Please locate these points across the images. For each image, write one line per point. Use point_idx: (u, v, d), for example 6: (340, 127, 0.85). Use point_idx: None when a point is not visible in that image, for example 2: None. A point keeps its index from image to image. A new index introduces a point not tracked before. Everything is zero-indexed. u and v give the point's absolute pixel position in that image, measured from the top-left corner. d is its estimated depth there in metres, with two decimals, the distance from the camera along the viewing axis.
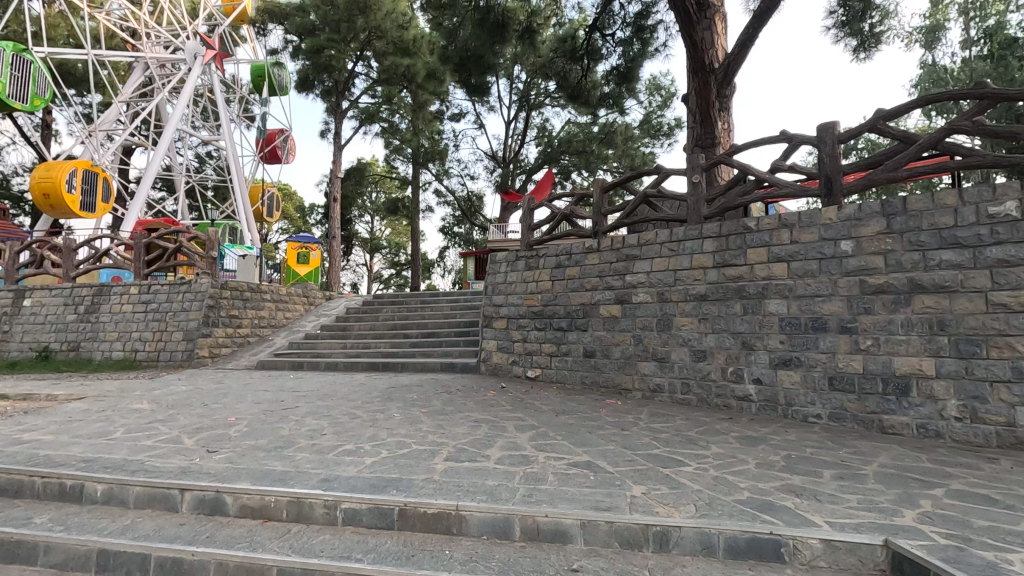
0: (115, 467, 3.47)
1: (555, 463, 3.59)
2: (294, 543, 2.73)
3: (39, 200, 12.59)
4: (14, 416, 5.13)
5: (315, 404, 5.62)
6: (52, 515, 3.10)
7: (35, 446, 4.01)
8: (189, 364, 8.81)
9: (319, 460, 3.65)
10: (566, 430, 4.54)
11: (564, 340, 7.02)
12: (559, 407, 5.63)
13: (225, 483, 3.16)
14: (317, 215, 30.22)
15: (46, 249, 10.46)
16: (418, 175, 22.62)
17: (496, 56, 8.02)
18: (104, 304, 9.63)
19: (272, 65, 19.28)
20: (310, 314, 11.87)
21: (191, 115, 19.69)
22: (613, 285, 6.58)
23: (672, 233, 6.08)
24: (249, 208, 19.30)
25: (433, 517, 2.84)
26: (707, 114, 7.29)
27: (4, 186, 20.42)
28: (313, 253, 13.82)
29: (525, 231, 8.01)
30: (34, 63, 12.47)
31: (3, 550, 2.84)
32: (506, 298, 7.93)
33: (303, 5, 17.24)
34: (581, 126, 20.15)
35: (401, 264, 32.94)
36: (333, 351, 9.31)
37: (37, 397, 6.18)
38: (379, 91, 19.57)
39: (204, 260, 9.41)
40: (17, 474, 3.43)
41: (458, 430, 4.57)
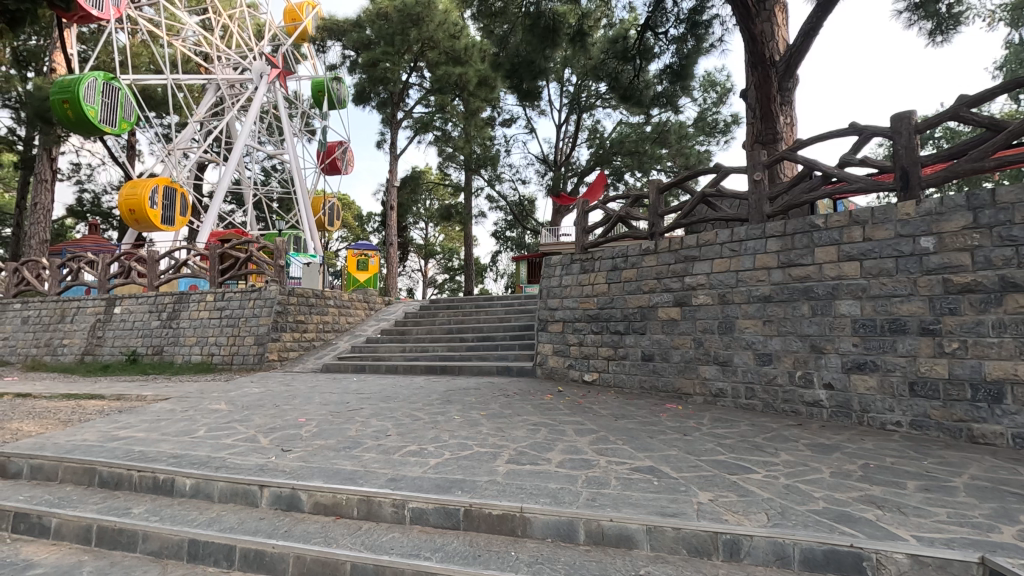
0: (201, 463, 3.73)
1: (617, 468, 3.56)
2: (366, 540, 2.84)
3: (126, 216, 13.65)
4: (111, 414, 5.56)
5: (379, 406, 5.81)
6: (148, 506, 3.36)
7: (130, 442, 4.36)
8: (261, 367, 9.31)
9: (386, 460, 3.78)
10: (626, 435, 4.49)
11: (621, 343, 6.93)
12: (618, 411, 5.56)
13: (300, 481, 3.32)
14: (374, 223, 31.25)
15: (133, 260, 11.28)
16: (471, 181, 23.01)
17: (548, 60, 8.02)
18: (183, 311, 10.31)
19: (331, 80, 20.13)
20: (370, 319, 12.29)
21: (258, 132, 20.80)
22: (671, 287, 6.46)
23: (733, 233, 5.90)
24: (311, 217, 20.14)
25: (498, 518, 2.88)
26: (768, 109, 7.05)
27: (95, 204, 22.26)
28: (372, 260, 14.29)
29: (579, 235, 7.95)
30: (121, 89, 13.45)
31: (107, 537, 3.11)
32: (562, 302, 7.89)
33: (359, 21, 17.96)
34: (634, 127, 19.85)
35: (454, 269, 33.65)
36: (393, 354, 9.60)
37: (129, 397, 6.68)
38: (432, 100, 20.04)
39: (273, 268, 9.96)
40: (117, 468, 3.73)
41: (516, 433, 4.61)
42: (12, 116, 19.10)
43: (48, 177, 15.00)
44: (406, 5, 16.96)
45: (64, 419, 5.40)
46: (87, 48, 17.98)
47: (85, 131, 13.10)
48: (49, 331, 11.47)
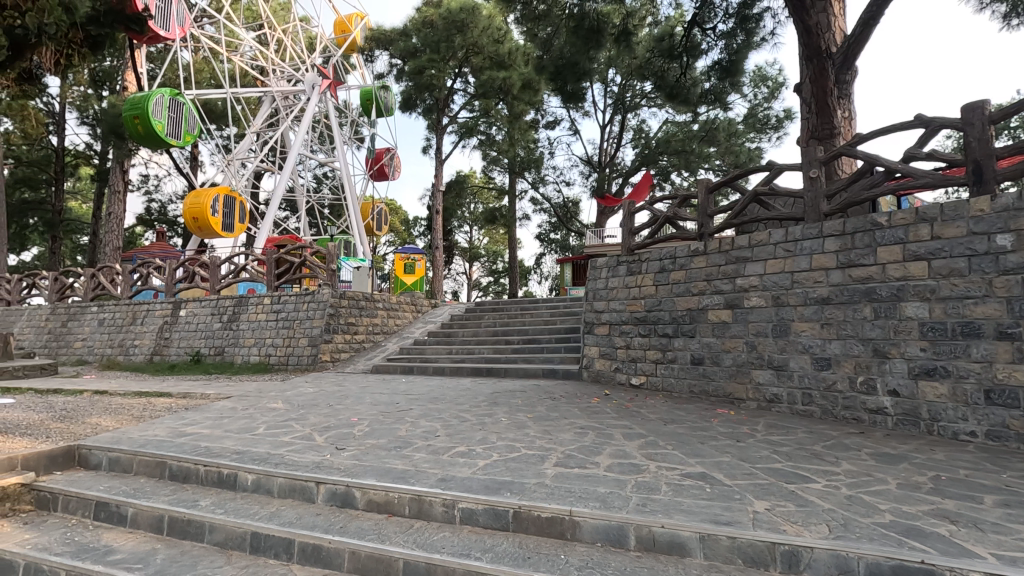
0: (261, 460, 3.90)
1: (667, 474, 3.49)
2: (417, 539, 2.89)
3: (190, 224, 14.45)
4: (178, 412, 5.90)
5: (427, 407, 5.93)
6: (214, 499, 3.54)
7: (197, 438, 4.61)
8: (314, 368, 9.65)
9: (436, 460, 3.85)
10: (676, 440, 4.40)
11: (670, 346, 6.79)
12: (667, 415, 5.45)
13: (355, 479, 3.43)
14: (420, 227, 31.85)
15: (197, 266, 11.91)
16: (515, 184, 23.13)
17: (592, 61, 7.97)
18: (243, 313, 10.80)
19: (378, 88, 20.66)
20: (418, 321, 12.52)
21: (311, 141, 21.58)
22: (722, 289, 6.29)
23: (788, 232, 5.69)
24: (360, 222, 20.71)
25: (547, 520, 2.88)
26: (824, 103, 6.77)
27: (162, 212, 23.64)
28: (419, 263, 14.55)
29: (626, 236, 7.85)
30: (185, 104, 14.22)
31: (178, 527, 3.30)
32: (608, 304, 7.79)
33: (406, 29, 18.39)
34: (680, 125, 19.47)
35: (499, 272, 33.89)
36: (440, 355, 9.76)
37: (194, 395, 7.06)
38: (477, 105, 20.29)
39: (325, 272, 10.32)
40: (185, 462, 3.95)
41: (564, 436, 4.60)
42: (89, 133, 20.55)
43: (121, 188, 16.05)
44: (451, 12, 17.24)
45: (137, 415, 5.76)
46: (155, 67, 19.17)
47: (155, 145, 13.92)
48: (122, 333, 12.24)
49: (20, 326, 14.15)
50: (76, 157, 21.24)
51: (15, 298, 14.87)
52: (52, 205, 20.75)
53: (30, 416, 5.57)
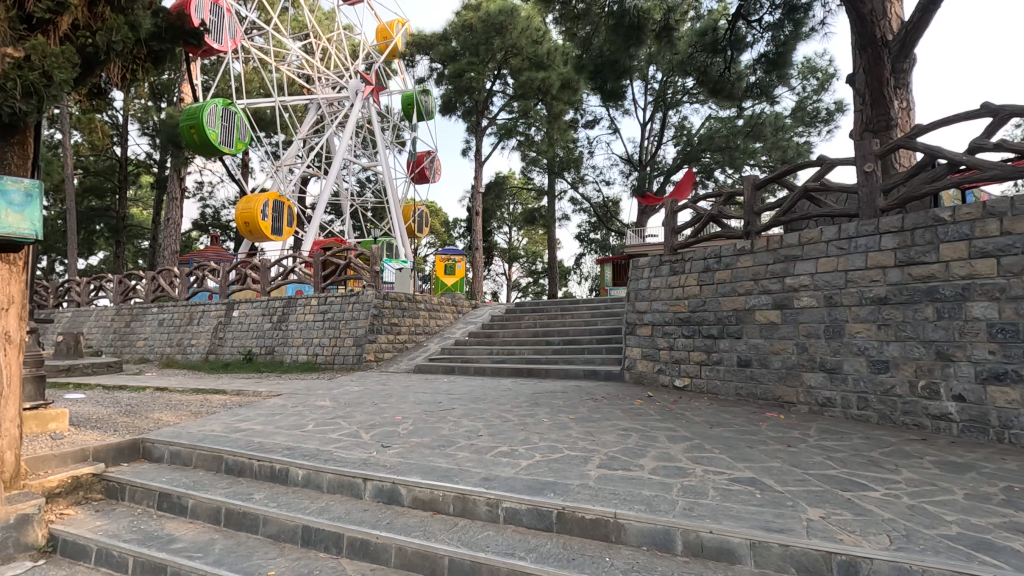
0: (311, 456, 4.02)
1: (715, 478, 3.41)
2: (462, 537, 2.92)
3: (242, 228, 15.09)
4: (233, 408, 6.16)
5: (469, 406, 5.98)
6: (266, 493, 3.68)
7: (250, 434, 4.80)
8: (359, 367, 9.89)
9: (479, 460, 3.88)
10: (723, 444, 4.29)
11: (715, 348, 6.63)
12: (713, 418, 5.32)
13: (400, 476, 3.50)
14: (459, 229, 32.18)
15: (248, 268, 12.41)
16: (554, 184, 23.09)
17: (632, 58, 7.88)
18: (291, 314, 11.17)
19: (419, 93, 21.00)
20: (459, 322, 12.66)
21: (355, 146, 22.14)
22: (770, 289, 6.09)
23: (841, 229, 5.46)
24: (402, 225, 21.10)
25: (592, 522, 2.86)
26: (879, 94, 6.45)
27: (216, 218, 24.73)
28: (459, 264, 14.69)
29: (668, 235, 7.69)
30: (237, 113, 14.79)
31: (234, 518, 3.44)
32: (651, 305, 7.65)
33: (446, 34, 18.63)
34: (724, 121, 18.97)
35: (538, 273, 33.89)
36: (481, 356, 9.84)
37: (247, 393, 7.37)
38: (516, 106, 20.36)
39: (369, 274, 10.60)
40: (240, 457, 4.12)
41: (607, 437, 4.55)
42: (150, 143, 21.71)
43: (178, 195, 16.89)
44: (490, 15, 17.34)
45: (196, 411, 6.05)
46: (209, 78, 20.11)
47: (210, 153, 14.59)
48: (180, 332, 12.86)
49: (88, 326, 15.07)
50: (137, 166, 22.47)
51: (84, 300, 15.85)
52: (116, 212, 22.01)
53: (99, 411, 5.91)
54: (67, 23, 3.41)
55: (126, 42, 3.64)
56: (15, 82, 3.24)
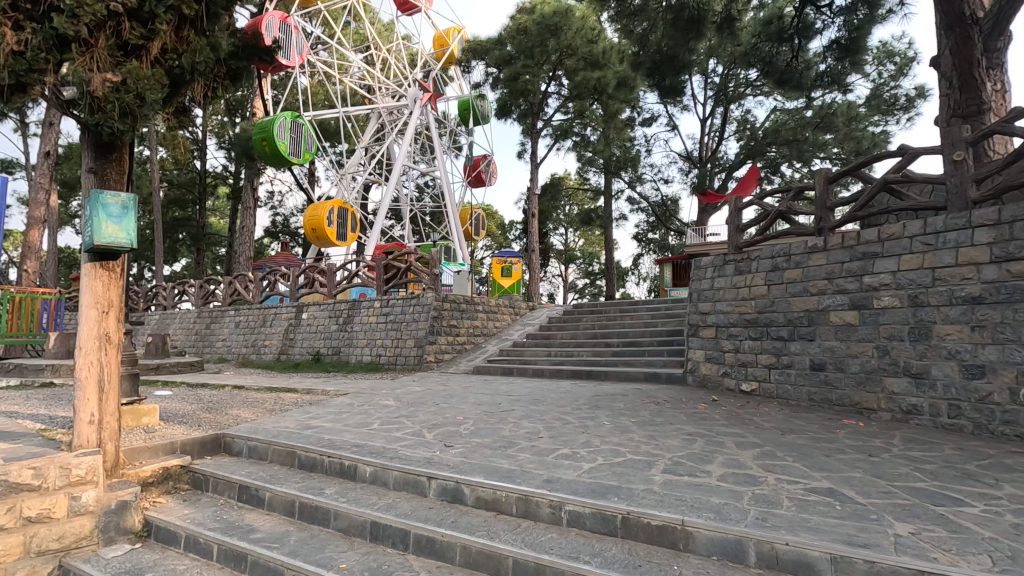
0: (378, 453, 4.15)
1: (790, 487, 3.24)
2: (526, 538, 2.93)
3: (310, 234, 15.82)
4: (304, 406, 6.46)
5: (529, 408, 5.99)
6: (337, 488, 3.83)
7: (320, 431, 5.00)
8: (420, 367, 10.13)
9: (540, 461, 3.87)
10: (797, 451, 4.08)
11: (785, 351, 6.31)
12: (785, 424, 5.07)
13: (464, 475, 3.54)
14: (515, 231, 32.31)
15: (316, 272, 13.00)
16: (611, 184, 22.79)
17: (692, 53, 7.69)
18: (356, 316, 11.58)
19: (475, 98, 21.28)
20: (516, 324, 12.70)
21: (414, 152, 22.71)
22: (847, 288, 5.74)
23: (927, 223, 5.09)
24: (459, 228, 21.43)
25: (658, 529, 2.80)
26: (969, 76, 5.96)
27: (285, 225, 26.04)
28: (516, 267, 14.74)
29: (732, 233, 7.39)
30: (305, 125, 15.41)
31: (307, 511, 3.60)
32: (714, 305, 7.34)
33: (501, 38, 18.80)
34: (791, 113, 18.11)
35: (595, 274, 33.51)
36: (539, 358, 9.84)
37: (316, 391, 7.71)
38: (571, 107, 20.23)
39: (429, 276, 10.87)
40: (312, 453, 4.31)
41: (670, 442, 4.43)
42: (226, 156, 23.16)
43: (252, 204, 17.90)
44: (545, 17, 17.41)
45: (270, 408, 6.38)
46: (278, 93, 21.24)
47: (280, 163, 15.36)
48: (254, 334, 13.60)
49: (174, 328, 16.21)
50: (215, 178, 24.00)
51: (170, 303, 17.07)
52: (197, 222, 23.59)
53: (185, 407, 6.34)
54: (157, 48, 3.65)
55: (208, 63, 3.90)
56: (114, 105, 3.56)
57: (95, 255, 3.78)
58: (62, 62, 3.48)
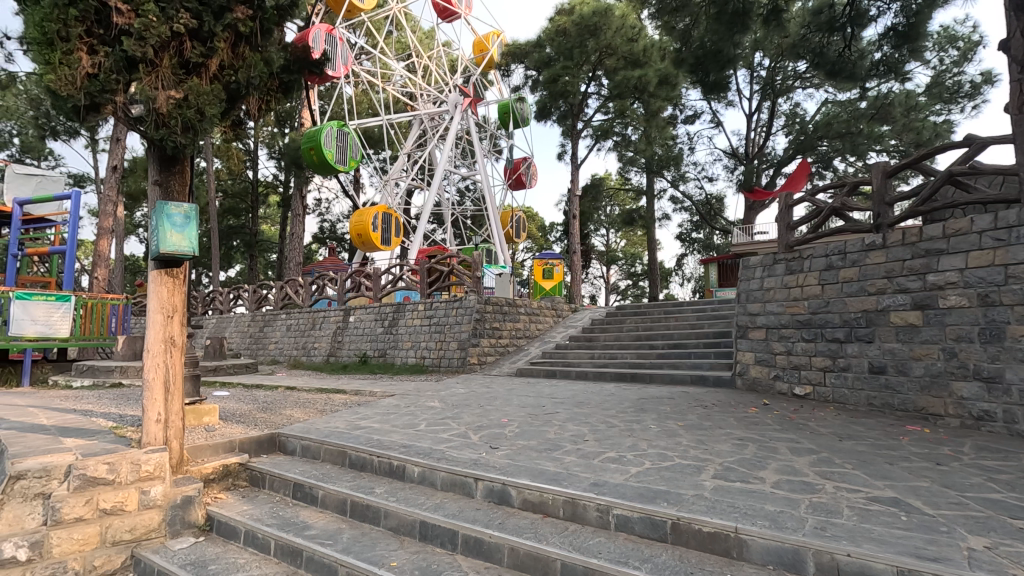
0: (426, 454, 4.22)
1: (850, 496, 3.11)
2: (573, 541, 2.91)
3: (355, 239, 16.25)
4: (353, 407, 6.64)
5: (573, 411, 5.96)
6: (386, 488, 3.91)
7: (369, 431, 5.13)
8: (464, 369, 10.24)
9: (586, 465, 3.85)
10: (856, 458, 3.90)
11: (841, 353, 6.05)
12: (842, 430, 4.86)
13: (510, 477, 3.56)
14: (556, 233, 32.22)
15: (362, 277, 13.33)
16: (653, 183, 22.43)
17: (737, 47, 7.43)
18: (401, 319, 11.81)
19: (515, 101, 21.37)
20: (559, 326, 12.66)
21: (455, 157, 22.98)
22: (908, 287, 5.46)
23: (997, 218, 4.80)
24: (500, 231, 21.53)
25: (710, 536, 2.73)
26: None
27: (332, 231, 26.85)
28: (557, 268, 14.68)
29: (782, 232, 7.13)
30: (350, 133, 15.84)
31: (359, 510, 3.69)
32: (764, 306, 7.09)
33: (540, 40, 18.81)
34: (844, 105, 17.36)
35: (638, 275, 33.04)
36: (582, 360, 9.78)
37: (365, 392, 7.90)
38: (611, 106, 20.06)
39: (472, 279, 11.01)
40: (362, 453, 4.42)
41: (720, 447, 4.31)
42: (277, 165, 24.07)
43: (301, 211, 18.53)
44: (584, 17, 17.36)
45: (322, 409, 6.59)
46: (325, 103, 21.96)
47: (327, 171, 15.84)
48: (304, 336, 14.05)
49: (230, 331, 16.94)
50: (266, 187, 25.00)
51: (226, 307, 17.86)
52: (250, 229, 24.62)
53: (242, 407, 6.62)
54: (216, 65, 3.83)
55: (262, 77, 4.08)
56: (177, 120, 3.76)
57: (160, 262, 4.00)
58: (130, 82, 3.71)
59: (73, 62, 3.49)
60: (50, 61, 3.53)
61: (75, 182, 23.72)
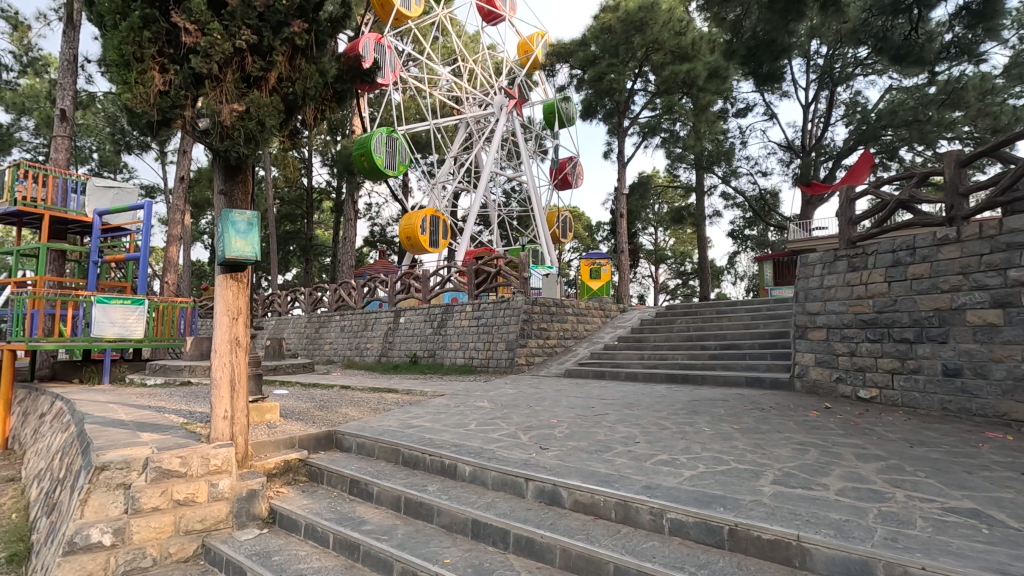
0: (477, 453, 4.27)
1: (923, 506, 2.93)
2: (626, 544, 2.88)
3: (405, 242, 16.61)
4: (404, 406, 6.79)
5: (623, 412, 5.88)
6: (438, 486, 3.98)
7: (421, 430, 5.22)
8: (512, 370, 10.29)
9: (638, 467, 3.79)
10: (930, 466, 3.68)
11: (911, 355, 5.72)
12: (912, 436, 4.58)
13: (561, 478, 3.55)
14: (603, 232, 31.87)
15: (411, 279, 13.61)
16: (703, 180, 21.86)
17: (792, 35, 7.12)
18: (450, 319, 11.99)
19: (560, 101, 21.28)
20: (607, 326, 12.51)
21: (501, 159, 23.11)
22: (987, 284, 5.11)
23: None
24: (547, 231, 21.51)
25: (770, 543, 2.63)
26: None
27: (382, 235, 27.55)
28: (605, 268, 14.50)
29: (844, 227, 6.79)
30: (399, 138, 16.17)
31: (413, 507, 3.77)
32: (824, 305, 6.75)
33: (585, 39, 18.68)
34: (910, 91, 16.35)
35: (688, 274, 32.28)
36: (632, 361, 9.64)
37: (416, 392, 8.06)
38: (659, 102, 19.69)
39: (519, 281, 11.07)
40: (415, 451, 4.51)
41: (779, 451, 4.15)
42: (329, 172, 24.93)
43: (352, 216, 19.10)
44: (630, 13, 17.10)
45: (375, 407, 6.78)
46: (375, 110, 22.58)
47: (377, 176, 16.26)
48: (357, 337, 14.47)
49: (288, 332, 17.63)
50: (320, 194, 25.94)
51: (284, 309, 18.63)
52: (306, 234, 25.59)
53: (301, 404, 6.89)
54: (275, 78, 4.01)
55: (317, 87, 4.24)
56: (240, 132, 3.96)
57: (226, 267, 4.21)
58: (197, 97, 3.92)
59: (147, 81, 3.72)
60: (126, 80, 3.78)
61: (146, 193, 25.34)
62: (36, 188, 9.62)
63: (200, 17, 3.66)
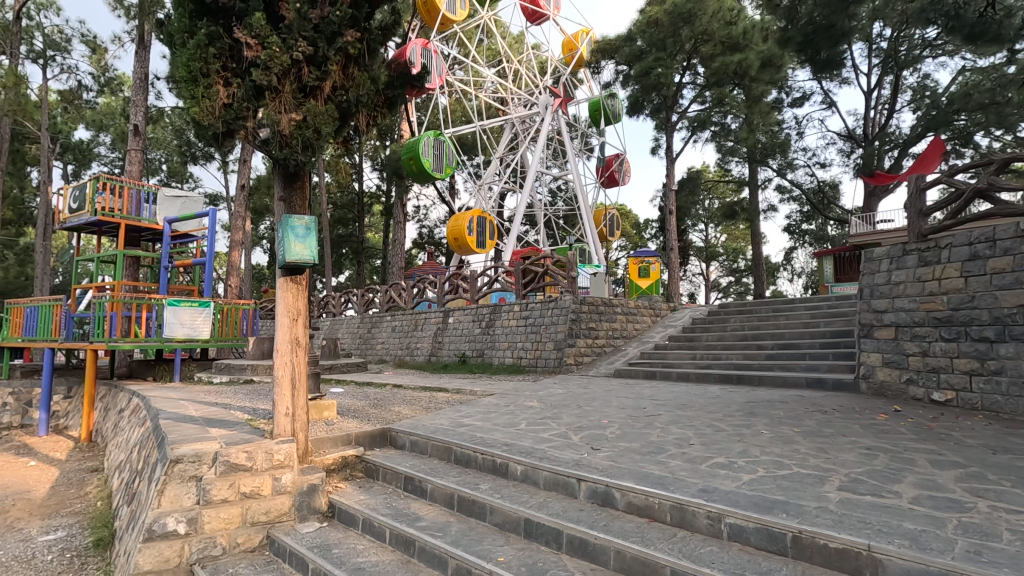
0: (528, 453, 4.28)
1: (1009, 517, 2.72)
2: (683, 548, 2.81)
3: (452, 243, 16.84)
4: (455, 405, 6.89)
5: (676, 413, 5.74)
6: (491, 484, 4.01)
7: (472, 429, 5.28)
8: (560, 370, 10.25)
9: (694, 469, 3.70)
10: (1015, 475, 3.41)
11: (991, 354, 5.34)
12: (994, 442, 4.27)
13: (614, 479, 3.51)
14: (651, 229, 31.28)
15: (459, 279, 13.78)
16: (757, 173, 21.10)
17: (853, 18, 6.75)
18: (498, 319, 12.06)
19: (606, 98, 21.02)
20: (658, 325, 12.26)
21: (547, 158, 23.05)
22: None
23: None
24: (594, 230, 21.30)
25: (838, 552, 2.51)
26: None
27: (430, 236, 28.01)
28: (654, 266, 14.22)
29: (913, 218, 6.40)
30: (446, 142, 16.41)
31: (466, 504, 3.81)
32: (892, 303, 6.37)
33: (631, 34, 18.38)
34: (985, 71, 15.26)
35: (741, 271, 31.24)
36: (684, 360, 9.41)
37: (466, 391, 8.14)
38: (708, 95, 19.15)
39: (566, 280, 11.02)
40: (467, 449, 4.57)
41: (845, 456, 3.95)
42: (379, 177, 25.55)
43: (402, 219, 19.51)
44: (678, 5, 16.71)
45: (426, 406, 6.90)
46: (422, 114, 23.01)
47: (425, 179, 16.58)
48: (408, 337, 14.77)
49: (342, 332, 18.20)
50: (370, 198, 26.64)
51: (338, 310, 19.23)
52: (357, 237, 26.32)
53: (356, 403, 7.10)
54: (329, 87, 4.15)
55: (369, 94, 4.37)
56: (298, 140, 4.12)
57: (286, 271, 4.39)
58: (258, 108, 4.10)
59: (212, 95, 3.93)
60: (193, 95, 3.99)
61: (211, 201, 26.74)
62: (113, 199, 10.33)
63: (260, 32, 3.83)
